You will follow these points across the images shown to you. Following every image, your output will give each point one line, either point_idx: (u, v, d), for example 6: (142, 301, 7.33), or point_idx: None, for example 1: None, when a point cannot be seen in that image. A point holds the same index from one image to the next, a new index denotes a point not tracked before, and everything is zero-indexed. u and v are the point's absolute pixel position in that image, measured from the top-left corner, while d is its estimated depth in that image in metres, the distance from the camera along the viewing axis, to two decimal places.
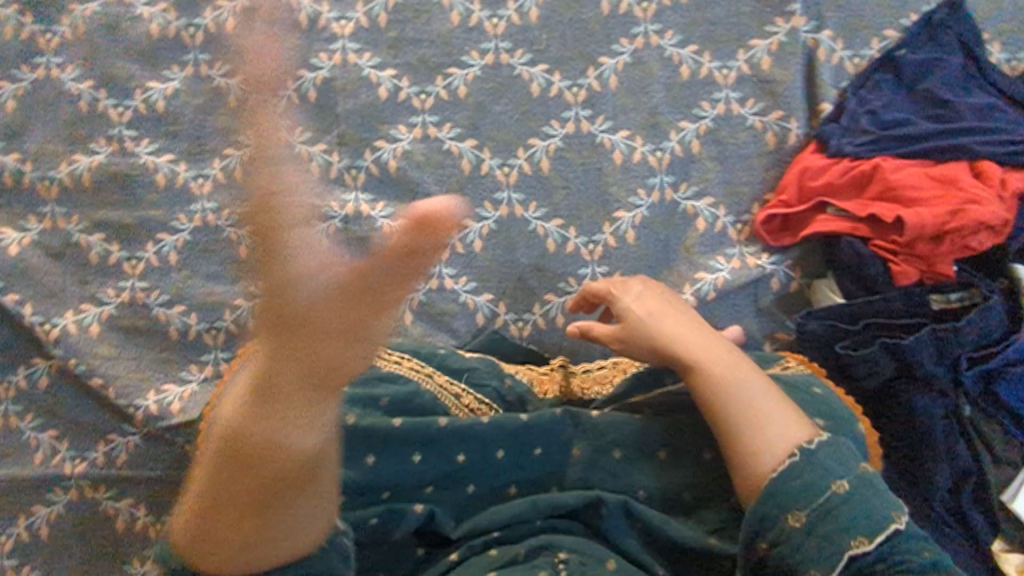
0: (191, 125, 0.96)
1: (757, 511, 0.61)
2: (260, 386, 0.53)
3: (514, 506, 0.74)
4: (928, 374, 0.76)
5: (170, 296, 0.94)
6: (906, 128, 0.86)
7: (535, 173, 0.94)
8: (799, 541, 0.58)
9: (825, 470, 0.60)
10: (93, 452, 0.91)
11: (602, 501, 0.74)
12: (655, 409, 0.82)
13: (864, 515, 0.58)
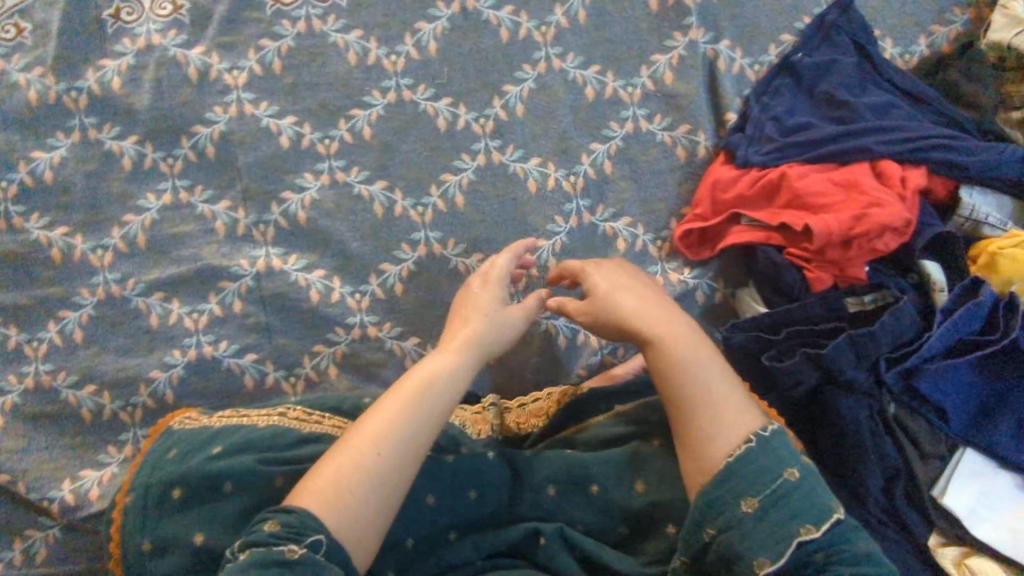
0: (84, 194, 0.90)
1: (709, 494, 0.66)
2: (389, 437, 0.68)
3: (455, 549, 0.74)
4: (850, 380, 0.76)
5: (78, 376, 0.88)
6: (809, 132, 0.88)
7: (450, 210, 0.92)
8: (749, 526, 0.64)
9: (782, 460, 0.67)
10: (9, 552, 0.85)
11: (538, 531, 0.74)
12: (591, 444, 0.82)
13: (811, 504, 0.64)
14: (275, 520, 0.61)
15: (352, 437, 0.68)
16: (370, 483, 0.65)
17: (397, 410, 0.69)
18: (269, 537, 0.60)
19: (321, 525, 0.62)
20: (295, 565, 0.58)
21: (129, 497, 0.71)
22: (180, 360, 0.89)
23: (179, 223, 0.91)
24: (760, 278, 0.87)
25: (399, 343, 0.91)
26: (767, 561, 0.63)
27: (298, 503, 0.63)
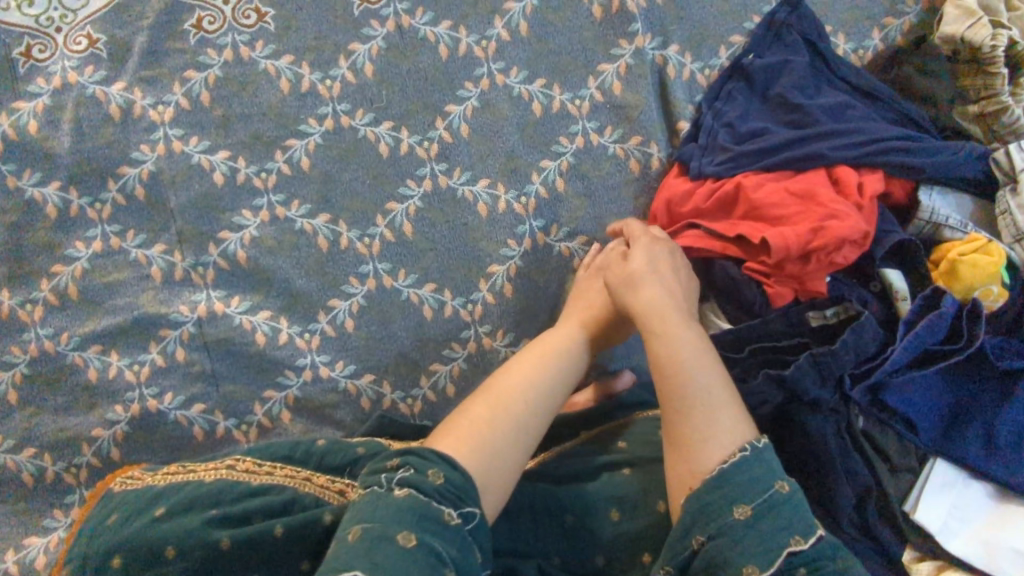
0: (7, 246, 0.85)
1: (702, 500, 0.63)
2: (515, 399, 0.69)
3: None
4: (815, 399, 0.73)
5: (16, 440, 0.84)
6: (763, 138, 0.85)
7: (399, 240, 0.88)
8: (739, 534, 0.60)
9: (772, 471, 0.64)
10: None
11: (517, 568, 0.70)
12: (559, 473, 0.79)
13: (800, 518, 0.61)
14: (441, 473, 0.60)
15: (485, 394, 0.70)
16: (516, 438, 0.67)
17: (537, 366, 0.73)
18: (434, 489, 0.59)
19: (469, 483, 0.61)
20: (448, 529, 0.58)
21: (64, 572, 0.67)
22: (123, 416, 0.85)
23: (112, 271, 0.86)
24: (721, 295, 0.84)
25: (354, 382, 0.87)
26: (756, 569, 0.59)
27: (450, 455, 0.63)
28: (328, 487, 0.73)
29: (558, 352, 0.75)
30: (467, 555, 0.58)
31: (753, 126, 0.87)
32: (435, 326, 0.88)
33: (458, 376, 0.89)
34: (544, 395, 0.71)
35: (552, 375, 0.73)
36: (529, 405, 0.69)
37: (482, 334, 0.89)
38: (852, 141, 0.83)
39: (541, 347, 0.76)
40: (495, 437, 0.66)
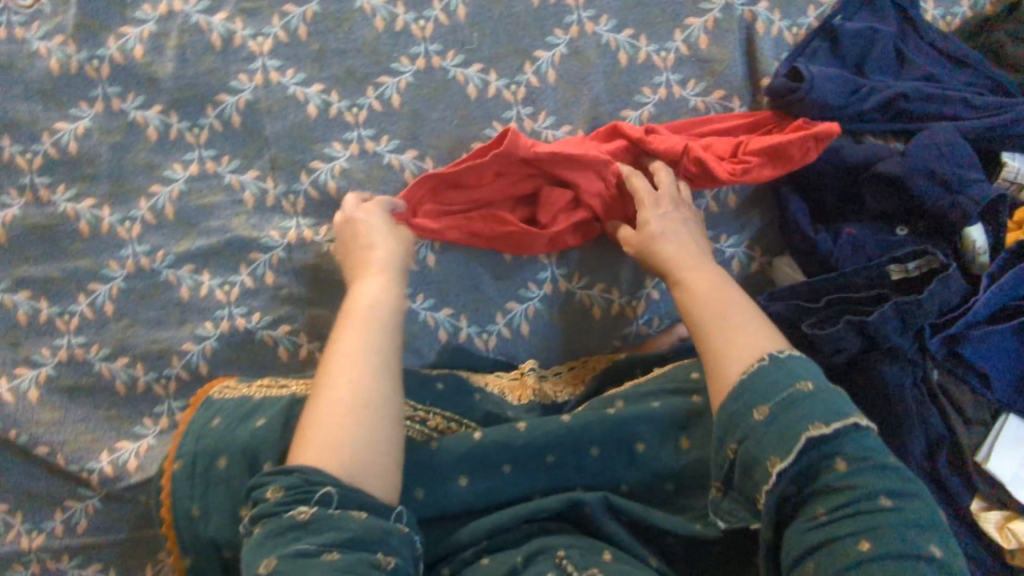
0: (109, 165, 0.89)
1: (728, 410, 0.66)
2: (362, 391, 0.65)
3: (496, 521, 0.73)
4: (894, 346, 0.77)
5: (111, 349, 0.88)
6: (846, 109, 0.86)
7: None
8: (761, 432, 0.62)
9: (793, 374, 0.65)
10: (50, 522, 0.87)
11: (582, 502, 0.73)
12: (632, 397, 0.82)
13: (822, 409, 0.62)
14: (275, 486, 0.59)
15: (323, 396, 0.65)
16: (357, 409, 0.64)
17: (349, 356, 0.67)
18: (274, 506, 0.58)
19: (324, 476, 0.59)
20: (310, 526, 0.57)
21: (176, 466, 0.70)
22: (212, 332, 0.88)
23: (207, 194, 0.89)
24: (798, 252, 0.87)
25: (433, 314, 0.90)
26: (777, 460, 0.61)
27: (298, 462, 0.61)
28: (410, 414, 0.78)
29: (357, 311, 0.72)
30: (354, 525, 0.58)
31: (844, 82, 0.86)
32: (513, 266, 0.92)
33: (533, 315, 0.92)
34: (377, 355, 0.68)
35: (371, 341, 0.69)
36: (357, 391, 0.65)
37: (559, 277, 0.92)
38: (915, 117, 0.87)
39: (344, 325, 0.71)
40: (343, 430, 0.62)
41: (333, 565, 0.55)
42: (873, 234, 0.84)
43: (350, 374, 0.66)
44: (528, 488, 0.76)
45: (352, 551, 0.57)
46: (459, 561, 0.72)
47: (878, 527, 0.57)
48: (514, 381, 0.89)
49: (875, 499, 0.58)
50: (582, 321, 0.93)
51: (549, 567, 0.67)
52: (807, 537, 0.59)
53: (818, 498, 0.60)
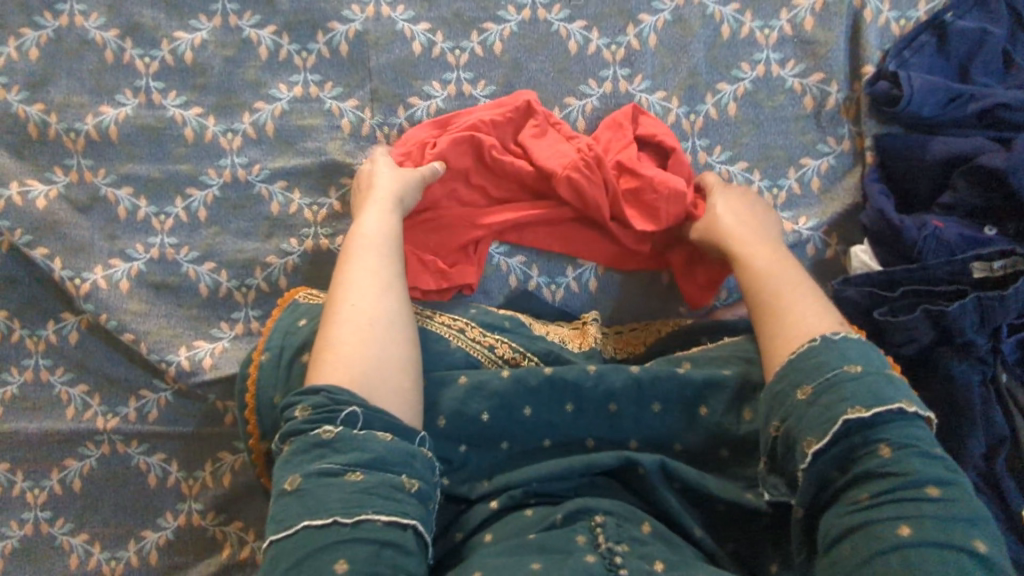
0: (220, 78, 0.93)
1: (773, 388, 0.66)
2: (367, 319, 0.71)
3: (552, 468, 0.74)
4: (967, 341, 0.76)
5: (200, 253, 0.92)
6: (940, 119, 0.87)
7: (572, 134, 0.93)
8: (802, 411, 0.62)
9: (843, 356, 0.65)
10: (124, 407, 0.92)
11: (638, 461, 0.73)
12: (699, 360, 0.82)
13: (867, 392, 0.61)
14: (304, 406, 0.65)
15: (337, 322, 0.71)
16: (366, 330, 0.71)
17: (357, 289, 0.74)
18: (303, 423, 0.64)
19: (350, 396, 0.65)
20: (334, 445, 0.62)
21: (264, 356, 0.77)
22: (297, 248, 0.92)
23: (308, 116, 0.93)
24: (879, 238, 0.86)
25: (507, 258, 0.93)
26: (814, 439, 0.61)
27: (320, 383, 0.66)
28: (480, 340, 0.83)
29: (360, 238, 0.79)
30: (378, 447, 0.63)
31: (944, 92, 0.86)
32: None
33: (603, 274, 0.94)
34: (382, 277, 0.76)
35: (384, 264, 0.77)
36: (368, 322, 0.71)
37: None
38: (1014, 126, 0.85)
39: (350, 253, 0.78)
40: (356, 351, 0.69)
41: (356, 485, 0.60)
42: (961, 229, 0.82)
43: (356, 301, 0.73)
44: (583, 430, 0.78)
45: (375, 473, 0.62)
46: (506, 497, 0.74)
47: (918, 516, 0.56)
48: (575, 330, 0.90)
49: (919, 489, 0.57)
50: (650, 285, 0.94)
51: (583, 531, 0.69)
52: (842, 519, 0.58)
53: (856, 484, 0.59)
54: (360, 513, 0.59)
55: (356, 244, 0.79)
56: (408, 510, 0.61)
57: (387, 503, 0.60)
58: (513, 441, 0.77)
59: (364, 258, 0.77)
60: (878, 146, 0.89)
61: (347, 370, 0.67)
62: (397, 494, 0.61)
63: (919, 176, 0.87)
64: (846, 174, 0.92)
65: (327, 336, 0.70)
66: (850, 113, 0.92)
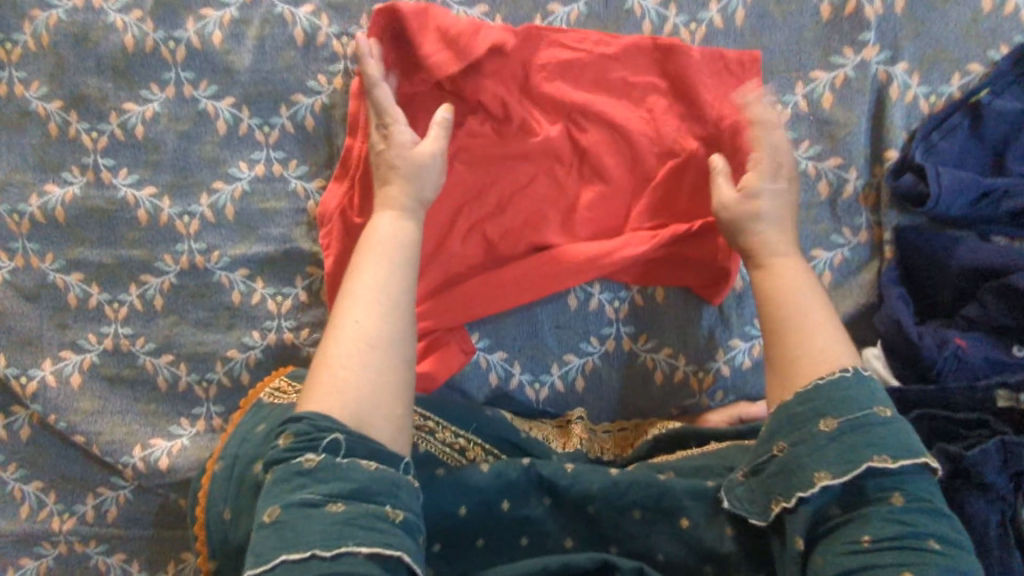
0: (174, 155, 0.85)
1: (790, 410, 0.63)
2: (371, 334, 0.64)
3: (522, 566, 0.66)
4: (987, 482, 0.67)
5: (157, 344, 0.86)
6: (972, 213, 0.78)
7: (560, 217, 0.84)
8: (821, 442, 0.60)
9: (871, 396, 0.62)
10: (81, 506, 0.87)
11: (613, 564, 0.65)
12: (684, 472, 0.73)
13: (896, 441, 0.59)
14: (287, 432, 0.58)
15: (338, 337, 0.64)
16: (364, 347, 0.63)
17: (368, 298, 0.66)
18: (284, 452, 0.57)
19: (333, 423, 0.58)
20: (316, 475, 0.56)
21: (219, 465, 0.76)
22: (259, 342, 0.85)
23: (270, 198, 0.85)
24: (893, 346, 0.78)
25: (486, 356, 0.86)
26: (826, 475, 0.59)
27: (308, 409, 0.60)
28: (449, 444, 0.77)
29: (372, 243, 0.70)
30: (360, 475, 0.56)
31: (975, 186, 0.77)
32: (577, 317, 0.85)
33: (590, 371, 0.86)
34: (392, 287, 0.67)
35: (393, 273, 0.68)
36: (373, 341, 0.63)
37: (623, 334, 0.85)
38: None
39: (356, 260, 0.70)
40: (352, 371, 0.62)
41: (334, 517, 0.54)
42: (987, 351, 0.74)
43: (361, 313, 0.65)
44: (563, 529, 0.71)
45: (355, 503, 0.55)
46: None
47: (923, 564, 0.54)
48: (559, 430, 0.85)
49: (925, 541, 0.55)
50: (642, 386, 0.86)
51: None
52: (841, 558, 0.56)
53: (860, 525, 0.57)
54: (341, 545, 0.53)
55: (366, 249, 0.70)
56: (393, 540, 0.54)
57: (370, 536, 0.54)
58: (489, 541, 0.71)
59: (369, 261, 0.69)
60: (898, 242, 0.81)
61: (341, 395, 0.61)
62: (380, 525, 0.55)
63: (943, 280, 0.78)
64: (862, 268, 0.83)
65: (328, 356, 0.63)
66: (869, 201, 0.83)
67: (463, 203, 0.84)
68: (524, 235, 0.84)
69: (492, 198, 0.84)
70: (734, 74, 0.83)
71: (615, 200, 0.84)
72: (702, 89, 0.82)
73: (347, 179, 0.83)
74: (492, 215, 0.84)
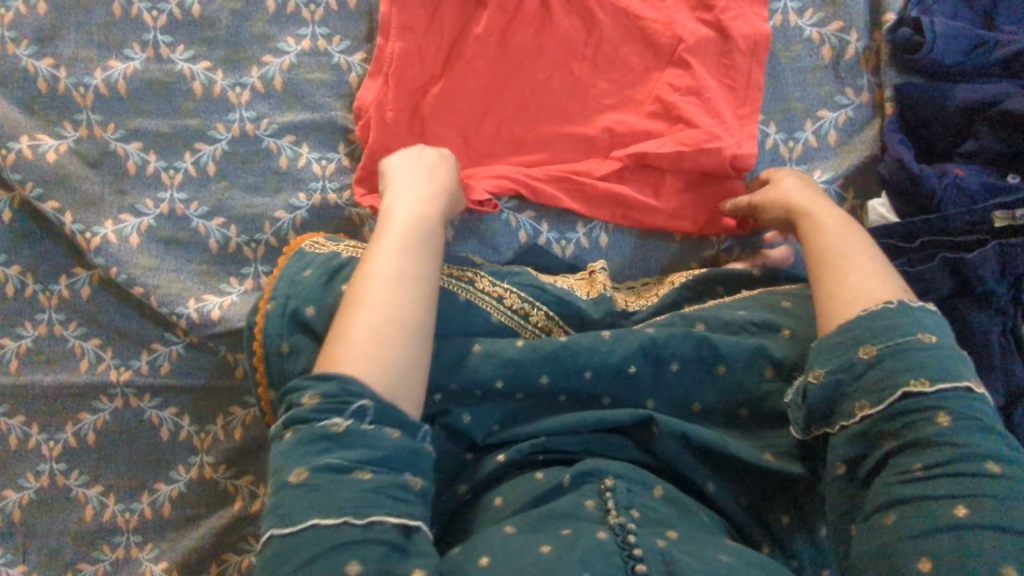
0: (227, 31, 0.94)
1: (829, 340, 0.65)
2: (397, 316, 0.63)
3: (565, 421, 0.74)
4: (987, 291, 0.75)
5: (209, 208, 0.92)
6: (962, 67, 0.86)
7: (575, 94, 0.92)
8: (862, 371, 0.62)
9: (918, 324, 0.62)
10: (137, 361, 0.93)
11: (653, 419, 0.73)
12: (713, 324, 0.80)
13: (936, 364, 0.60)
14: (312, 392, 0.58)
15: (364, 310, 0.63)
16: (389, 328, 0.62)
17: (396, 281, 0.65)
18: (310, 412, 0.57)
19: (365, 389, 0.58)
20: (344, 438, 0.56)
21: (269, 307, 0.77)
22: (305, 203, 0.91)
23: (315, 70, 0.94)
24: (896, 188, 0.84)
25: (515, 214, 0.91)
26: (866, 404, 0.61)
27: (334, 371, 0.59)
28: (487, 292, 0.81)
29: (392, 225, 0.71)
30: (386, 443, 0.57)
31: (968, 38, 0.84)
32: None
33: (613, 230, 0.92)
34: (419, 272, 0.67)
35: (415, 257, 0.68)
36: (396, 321, 0.63)
37: None
38: None
39: (373, 246, 0.69)
40: (378, 347, 0.61)
41: (363, 485, 0.54)
42: (984, 178, 0.81)
43: (388, 290, 0.64)
44: (600, 390, 0.76)
45: (384, 470, 0.56)
46: (513, 451, 0.73)
47: (977, 492, 0.54)
48: (582, 280, 0.88)
49: (979, 464, 0.56)
50: (664, 242, 0.93)
51: (592, 496, 0.66)
52: (894, 489, 0.57)
53: (910, 451, 0.58)
54: (371, 513, 0.53)
55: (385, 231, 0.70)
56: (415, 512, 0.55)
57: (395, 503, 0.54)
58: (529, 394, 0.76)
59: (390, 243, 0.69)
60: (897, 96, 0.87)
61: (370, 366, 0.60)
62: (403, 495, 0.55)
63: (940, 122, 0.85)
64: (865, 127, 0.90)
65: (355, 326, 0.62)
66: (871, 63, 0.91)
67: (488, 91, 0.92)
68: (551, 126, 0.92)
69: (519, 87, 0.92)
70: None
71: (626, 84, 0.91)
72: None
73: (381, 75, 0.91)
74: (517, 104, 0.92)
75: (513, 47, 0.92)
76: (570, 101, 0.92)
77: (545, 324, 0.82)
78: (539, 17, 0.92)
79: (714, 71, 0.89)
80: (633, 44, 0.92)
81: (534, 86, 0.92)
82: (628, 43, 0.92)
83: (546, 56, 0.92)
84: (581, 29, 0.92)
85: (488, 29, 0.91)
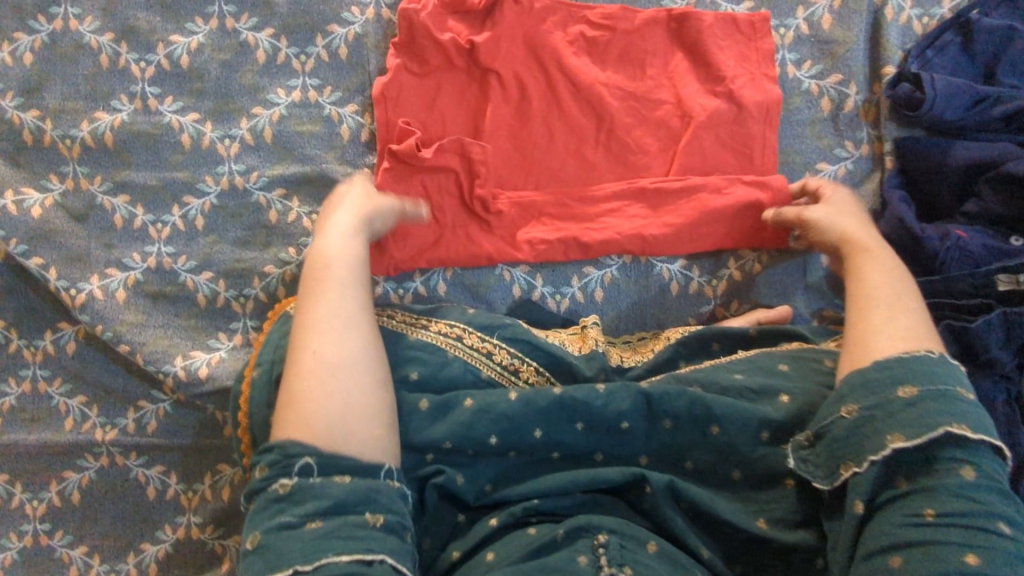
0: (217, 82, 0.92)
1: (863, 377, 0.65)
2: (337, 361, 0.65)
3: (559, 479, 0.72)
4: (991, 359, 0.73)
5: (197, 262, 0.90)
6: (962, 123, 0.85)
7: (580, 166, 0.90)
8: (899, 408, 0.61)
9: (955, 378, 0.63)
10: (123, 419, 0.91)
11: (646, 479, 0.71)
12: (710, 387, 0.77)
13: (972, 416, 0.61)
14: (260, 464, 0.60)
15: (308, 366, 0.64)
16: (332, 371, 0.64)
17: (333, 331, 0.67)
18: (260, 482, 0.59)
19: (305, 448, 0.59)
20: (292, 497, 0.58)
21: (257, 372, 0.75)
22: (295, 257, 0.90)
23: (306, 122, 0.92)
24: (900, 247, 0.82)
25: (509, 269, 0.89)
26: (898, 437, 0.60)
27: (277, 438, 0.61)
28: (477, 349, 0.80)
29: (326, 269, 0.72)
30: (336, 490, 0.58)
31: (969, 94, 0.83)
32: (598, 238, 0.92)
33: (609, 283, 0.90)
34: (349, 310, 0.69)
35: (351, 300, 0.70)
36: (336, 366, 0.65)
37: None
38: None
39: (311, 291, 0.71)
40: (324, 396, 0.63)
41: (314, 533, 0.56)
42: (986, 239, 0.80)
43: (327, 339, 0.66)
44: (593, 446, 0.74)
45: (334, 516, 0.57)
46: (505, 513, 0.70)
47: (989, 548, 0.55)
48: (575, 335, 0.86)
49: (992, 520, 0.56)
50: (659, 301, 0.91)
51: (585, 551, 0.64)
52: (902, 530, 0.57)
53: (929, 497, 0.58)
54: (320, 557, 0.54)
55: (319, 279, 0.71)
56: (373, 545, 0.56)
57: (349, 543, 0.56)
58: (522, 451, 0.74)
59: (324, 290, 0.70)
60: (897, 150, 0.87)
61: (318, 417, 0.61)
62: (358, 532, 0.57)
63: (943, 179, 0.84)
64: (865, 180, 0.88)
65: (301, 382, 0.63)
66: (870, 116, 0.89)
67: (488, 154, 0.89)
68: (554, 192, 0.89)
69: (531, 180, 0.89)
70: (746, 35, 0.90)
71: (631, 151, 0.89)
72: (715, 49, 0.89)
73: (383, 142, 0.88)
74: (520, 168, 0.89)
75: (519, 110, 0.90)
76: (576, 169, 0.89)
77: (536, 380, 0.80)
78: (547, 83, 0.90)
79: (721, 144, 0.88)
80: (639, 112, 0.90)
81: (537, 151, 0.90)
82: (634, 112, 0.90)
83: (554, 144, 0.89)
84: (592, 97, 0.90)
85: (496, 95, 0.89)
